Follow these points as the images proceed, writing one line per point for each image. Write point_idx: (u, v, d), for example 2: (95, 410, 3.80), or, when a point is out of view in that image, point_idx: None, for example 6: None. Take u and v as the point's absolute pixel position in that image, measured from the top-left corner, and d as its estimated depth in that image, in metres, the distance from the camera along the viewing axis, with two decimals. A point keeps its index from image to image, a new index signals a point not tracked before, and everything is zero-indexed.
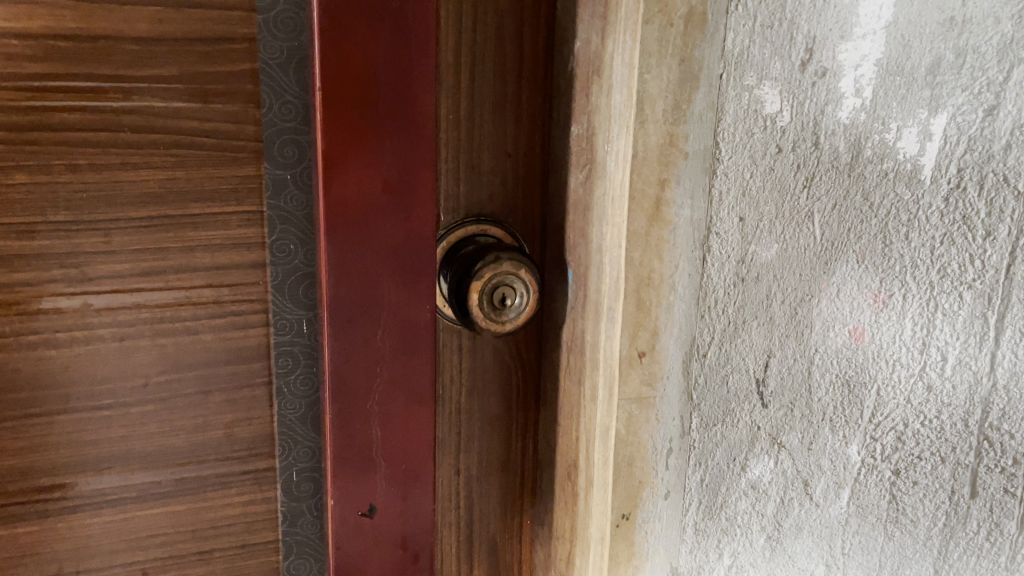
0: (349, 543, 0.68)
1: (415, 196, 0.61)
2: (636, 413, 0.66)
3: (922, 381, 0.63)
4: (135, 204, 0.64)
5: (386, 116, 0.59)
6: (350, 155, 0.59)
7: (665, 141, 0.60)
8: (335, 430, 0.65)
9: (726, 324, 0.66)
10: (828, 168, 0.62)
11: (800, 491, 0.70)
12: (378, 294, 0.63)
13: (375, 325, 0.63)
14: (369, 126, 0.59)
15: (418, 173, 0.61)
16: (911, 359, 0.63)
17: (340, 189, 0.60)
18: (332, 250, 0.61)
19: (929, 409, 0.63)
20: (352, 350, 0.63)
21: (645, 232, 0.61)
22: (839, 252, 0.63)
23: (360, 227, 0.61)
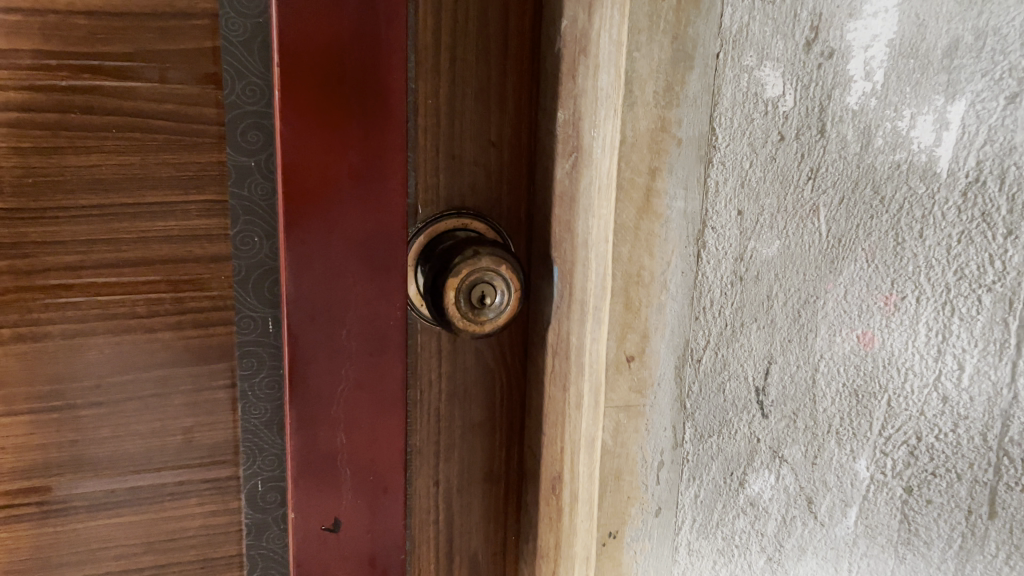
0: (312, 558, 0.63)
1: (384, 183, 0.57)
2: (625, 421, 0.62)
3: (936, 392, 0.54)
4: (84, 191, 0.59)
5: (352, 96, 0.55)
6: (313, 138, 0.55)
7: (656, 126, 0.56)
8: (296, 437, 0.60)
9: (722, 327, 0.62)
10: (834, 159, 0.56)
11: (802, 509, 0.63)
12: (344, 289, 0.58)
13: (340, 324, 0.59)
14: (334, 107, 0.55)
15: (388, 160, 0.57)
16: (925, 367, 0.54)
17: (302, 175, 0.55)
18: (292, 242, 0.56)
19: (943, 422, 0.54)
20: (314, 351, 0.59)
21: (634, 226, 0.57)
22: (848, 250, 0.57)
23: (323, 217, 0.56)
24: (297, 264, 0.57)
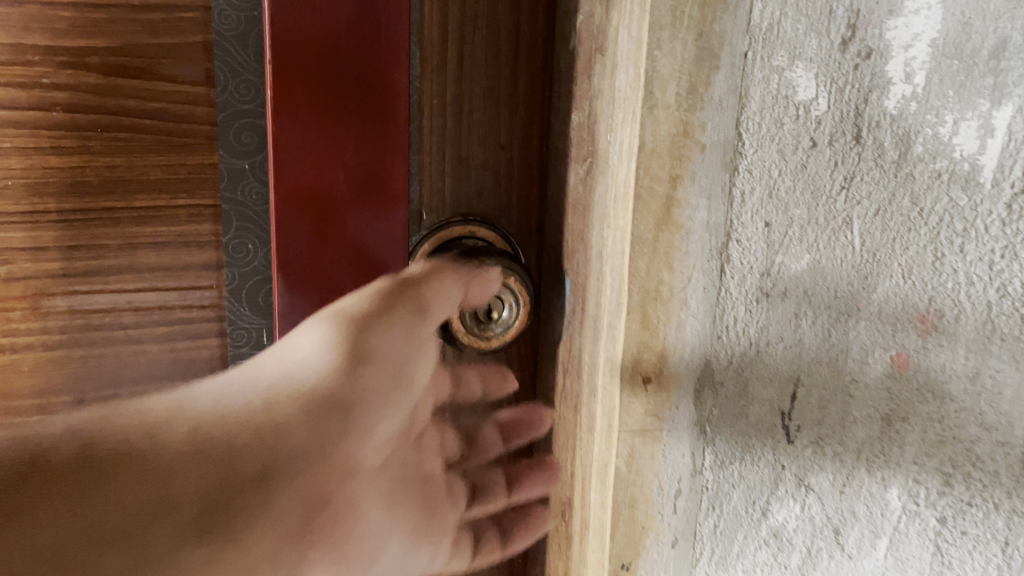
0: None
1: (381, 173, 0.58)
2: (639, 447, 0.60)
3: (982, 424, 0.41)
4: (67, 195, 0.57)
5: (348, 91, 0.56)
6: (308, 129, 0.56)
7: (677, 130, 0.54)
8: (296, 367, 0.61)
9: (745, 346, 0.55)
10: (870, 166, 0.46)
11: (830, 542, 0.51)
12: (334, 269, 0.60)
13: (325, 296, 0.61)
14: (332, 116, 0.57)
15: (388, 156, 0.58)
16: (965, 395, 0.42)
17: (293, 158, 0.57)
18: (286, 229, 0.59)
19: (988, 461, 0.41)
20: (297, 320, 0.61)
21: (652, 237, 0.56)
22: (885, 264, 0.46)
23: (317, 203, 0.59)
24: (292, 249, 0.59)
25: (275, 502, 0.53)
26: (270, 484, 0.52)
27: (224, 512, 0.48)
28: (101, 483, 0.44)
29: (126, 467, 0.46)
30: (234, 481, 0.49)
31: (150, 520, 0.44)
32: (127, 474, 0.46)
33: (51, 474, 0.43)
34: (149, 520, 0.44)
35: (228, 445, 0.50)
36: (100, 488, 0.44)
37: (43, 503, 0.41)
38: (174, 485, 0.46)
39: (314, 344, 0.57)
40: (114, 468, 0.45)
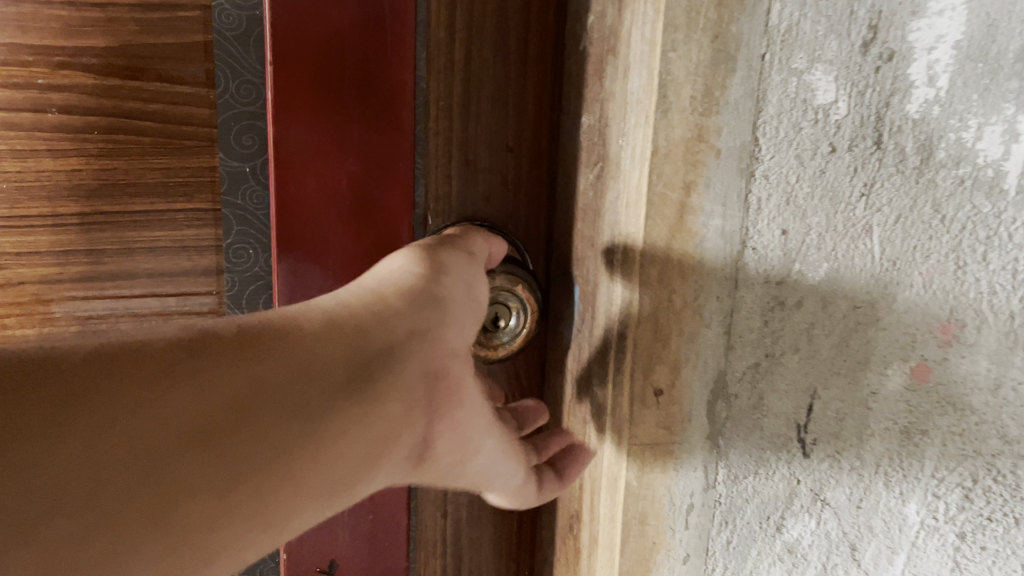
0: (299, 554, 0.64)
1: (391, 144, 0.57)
2: (649, 461, 0.57)
3: (998, 432, 0.44)
4: (67, 198, 0.56)
5: (356, 70, 0.56)
6: (316, 99, 0.56)
7: (692, 134, 0.51)
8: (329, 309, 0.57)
9: (760, 357, 0.54)
10: (890, 173, 0.47)
11: (846, 557, 0.53)
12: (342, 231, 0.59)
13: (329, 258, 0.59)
14: (337, 114, 0.57)
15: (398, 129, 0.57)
16: (982, 402, 0.45)
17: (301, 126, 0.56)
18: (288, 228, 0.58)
19: (1005, 467, 0.44)
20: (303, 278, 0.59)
21: (666, 245, 0.53)
22: (905, 272, 0.47)
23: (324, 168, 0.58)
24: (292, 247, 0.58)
25: (394, 408, 0.41)
26: (399, 375, 0.42)
27: (345, 396, 0.39)
28: (165, 372, 0.34)
29: (217, 354, 0.36)
30: (340, 367, 0.39)
31: (243, 419, 0.35)
32: (193, 363, 0.35)
33: (98, 365, 0.33)
34: (221, 410, 0.34)
35: (356, 330, 0.41)
36: (160, 376, 0.34)
37: (96, 407, 0.31)
38: (263, 383, 0.36)
39: (399, 269, 0.48)
40: (167, 371, 0.34)
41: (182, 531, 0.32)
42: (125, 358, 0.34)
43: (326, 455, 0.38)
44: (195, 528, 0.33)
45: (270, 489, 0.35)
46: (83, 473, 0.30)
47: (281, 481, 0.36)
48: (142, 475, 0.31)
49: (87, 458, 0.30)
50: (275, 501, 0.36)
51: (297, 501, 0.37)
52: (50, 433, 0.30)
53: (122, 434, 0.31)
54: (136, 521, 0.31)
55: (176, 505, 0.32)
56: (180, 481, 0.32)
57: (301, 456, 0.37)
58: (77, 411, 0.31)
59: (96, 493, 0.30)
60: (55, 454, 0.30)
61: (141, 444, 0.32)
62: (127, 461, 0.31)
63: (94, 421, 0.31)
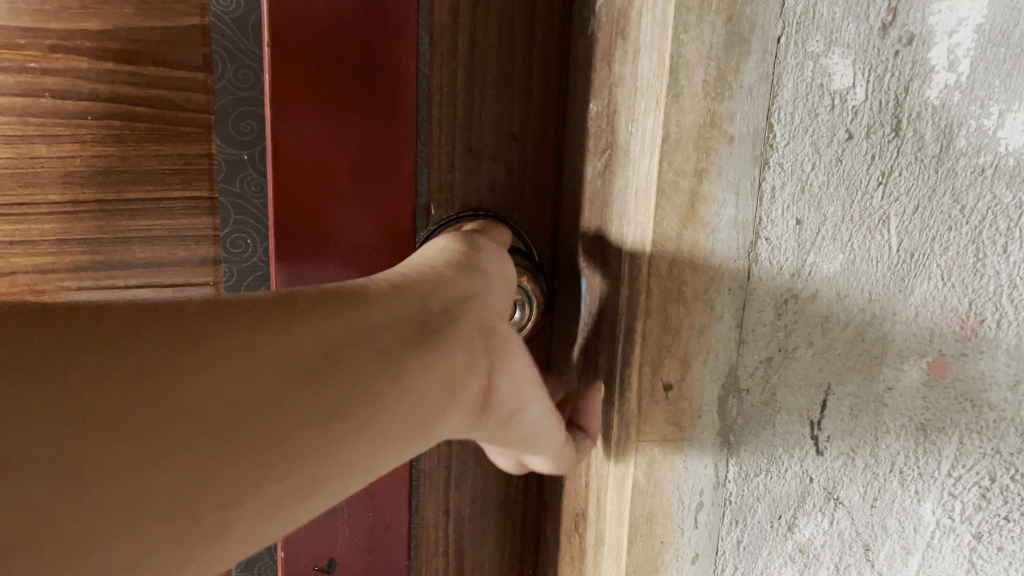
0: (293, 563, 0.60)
1: (395, 110, 0.52)
2: (659, 458, 0.54)
3: (996, 416, 0.48)
4: (59, 186, 0.53)
5: (357, 31, 0.50)
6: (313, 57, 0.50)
7: (704, 121, 0.48)
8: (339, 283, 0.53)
9: (772, 352, 0.53)
10: (909, 161, 0.48)
11: (858, 557, 0.55)
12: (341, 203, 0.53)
13: (328, 232, 0.53)
14: (337, 104, 0.51)
15: (401, 95, 0.52)
16: (990, 391, 0.48)
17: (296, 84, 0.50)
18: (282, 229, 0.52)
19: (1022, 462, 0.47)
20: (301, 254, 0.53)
21: (676, 236, 0.49)
22: (922, 265, 0.49)
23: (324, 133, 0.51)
24: (288, 250, 0.53)
25: (459, 360, 0.38)
26: (460, 332, 0.39)
27: (399, 356, 0.34)
28: (187, 327, 0.28)
29: (252, 318, 0.31)
30: (401, 324, 0.36)
31: (281, 385, 0.29)
32: (224, 324, 0.30)
33: (111, 316, 0.28)
34: (255, 373, 0.29)
35: (412, 290, 0.39)
36: (181, 331, 0.28)
37: (106, 357, 0.26)
38: (301, 351, 0.31)
39: (437, 247, 0.47)
40: (192, 329, 0.29)
41: (206, 513, 0.26)
42: (143, 312, 0.29)
43: (381, 414, 0.33)
44: (218, 507, 0.27)
45: (315, 459, 0.30)
46: (89, 435, 0.24)
47: (329, 449, 0.30)
48: (163, 441, 0.25)
49: (94, 416, 0.25)
50: (320, 474, 0.30)
51: (343, 476, 0.31)
52: (47, 383, 0.24)
53: (136, 391, 0.26)
54: (153, 494, 0.25)
55: (202, 479, 0.26)
56: (204, 451, 0.26)
57: (351, 419, 0.31)
58: (83, 362, 0.25)
59: (100, 455, 0.24)
60: (56, 408, 0.24)
61: (159, 401, 0.26)
62: (143, 422, 0.25)
63: (105, 373, 0.25)
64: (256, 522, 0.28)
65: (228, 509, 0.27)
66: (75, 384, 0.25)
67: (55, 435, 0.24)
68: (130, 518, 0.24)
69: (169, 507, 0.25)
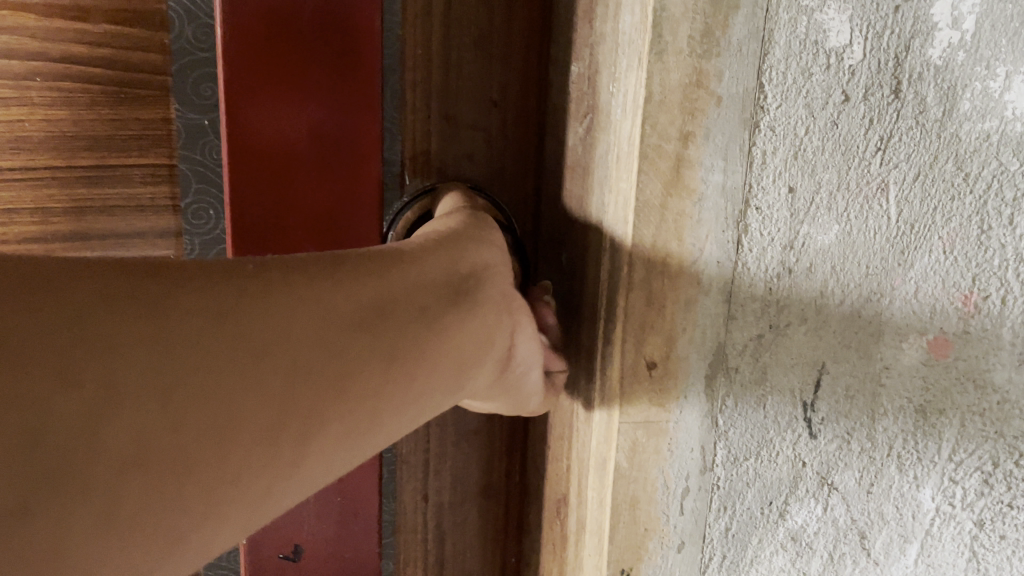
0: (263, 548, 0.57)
1: (358, 68, 0.49)
2: (643, 440, 0.51)
3: (998, 397, 0.49)
4: (8, 152, 0.49)
5: None
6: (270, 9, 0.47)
7: (690, 80, 0.44)
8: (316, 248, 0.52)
9: (763, 329, 0.50)
10: (909, 126, 0.46)
11: (854, 546, 0.54)
12: (303, 164, 0.50)
13: (289, 196, 0.50)
14: (297, 73, 0.48)
15: (362, 52, 0.49)
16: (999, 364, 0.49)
17: (253, 37, 0.47)
18: (245, 209, 0.49)
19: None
20: (262, 219, 0.50)
21: (660, 204, 0.46)
22: (923, 238, 0.48)
23: (282, 91, 0.48)
24: (253, 230, 0.50)
25: (489, 317, 0.38)
26: (488, 295, 0.39)
27: (427, 317, 0.34)
28: (173, 294, 0.25)
29: (239, 280, 0.27)
30: (431, 286, 0.35)
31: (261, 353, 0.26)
32: (225, 287, 0.27)
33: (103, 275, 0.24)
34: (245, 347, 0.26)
35: (442, 253, 0.38)
36: (176, 300, 0.25)
37: (96, 338, 0.23)
38: (295, 321, 0.28)
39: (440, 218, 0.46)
40: (181, 294, 0.25)
41: (191, 503, 0.24)
42: (121, 272, 0.25)
43: (418, 370, 0.33)
44: (218, 493, 0.25)
45: (349, 413, 0.29)
46: (82, 435, 0.22)
47: (365, 402, 0.30)
48: (160, 433, 0.23)
49: (95, 410, 0.22)
50: (358, 426, 0.30)
51: (384, 423, 0.31)
52: (52, 363, 0.21)
53: (131, 375, 0.23)
54: (149, 493, 0.23)
55: (200, 471, 0.24)
56: (198, 444, 0.24)
57: (388, 374, 0.31)
58: (71, 347, 0.22)
59: (98, 459, 0.22)
60: (104, 387, 0.22)
61: (154, 387, 0.23)
62: (141, 417, 0.23)
63: (95, 362, 0.22)
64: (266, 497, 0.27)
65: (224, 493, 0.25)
66: (69, 378, 0.22)
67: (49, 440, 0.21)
68: (124, 520, 0.23)
69: (166, 501, 0.24)
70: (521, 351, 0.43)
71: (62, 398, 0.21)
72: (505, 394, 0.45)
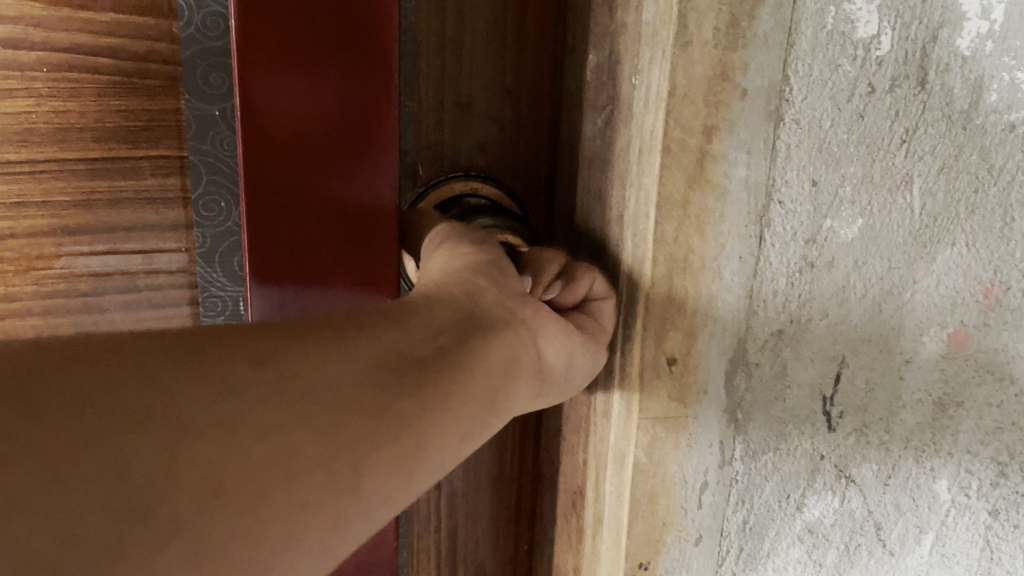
0: None
1: (374, 51, 0.45)
2: (662, 435, 0.50)
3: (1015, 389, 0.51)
4: (15, 144, 0.47)
5: None
6: None
7: (715, 72, 0.43)
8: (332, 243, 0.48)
9: (786, 323, 0.49)
10: (935, 117, 0.46)
11: (870, 537, 0.54)
12: (317, 154, 0.46)
13: (304, 188, 0.47)
14: (309, 57, 0.45)
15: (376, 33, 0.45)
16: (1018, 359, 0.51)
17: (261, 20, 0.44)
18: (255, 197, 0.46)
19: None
20: (275, 212, 0.47)
21: (683, 200, 0.44)
22: (946, 230, 0.48)
23: (293, 76, 0.45)
24: (262, 222, 0.47)
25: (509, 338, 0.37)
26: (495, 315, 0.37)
27: (447, 355, 0.32)
28: (213, 346, 0.24)
29: (273, 337, 0.26)
30: (441, 324, 0.34)
31: (293, 376, 0.25)
32: (260, 341, 0.25)
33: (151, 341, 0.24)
34: (285, 369, 0.25)
35: (442, 295, 0.36)
36: (224, 352, 0.24)
37: (138, 379, 0.22)
38: (327, 359, 0.26)
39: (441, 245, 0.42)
40: (214, 343, 0.24)
41: (270, 553, 0.22)
42: (166, 339, 0.24)
43: (456, 397, 0.31)
44: (295, 526, 0.22)
45: (398, 442, 0.27)
46: (163, 471, 0.20)
47: (412, 430, 0.27)
48: (204, 453, 0.21)
49: (171, 444, 0.21)
50: (408, 456, 0.27)
51: (433, 451, 0.29)
52: (121, 405, 0.21)
53: (192, 407, 0.22)
54: (221, 522, 0.21)
55: (261, 501, 0.22)
56: (270, 473, 0.22)
57: (426, 400, 0.29)
58: (129, 390, 0.21)
59: (175, 487, 0.20)
60: (173, 428, 0.21)
61: (220, 425, 0.22)
62: (217, 451, 0.21)
63: (155, 400, 0.21)
64: (336, 533, 0.24)
65: (298, 527, 0.22)
66: (134, 415, 0.21)
67: (83, 471, 0.19)
68: (216, 559, 0.20)
69: (230, 531, 0.21)
70: (554, 355, 0.41)
71: (133, 437, 0.20)
72: (552, 398, 0.44)
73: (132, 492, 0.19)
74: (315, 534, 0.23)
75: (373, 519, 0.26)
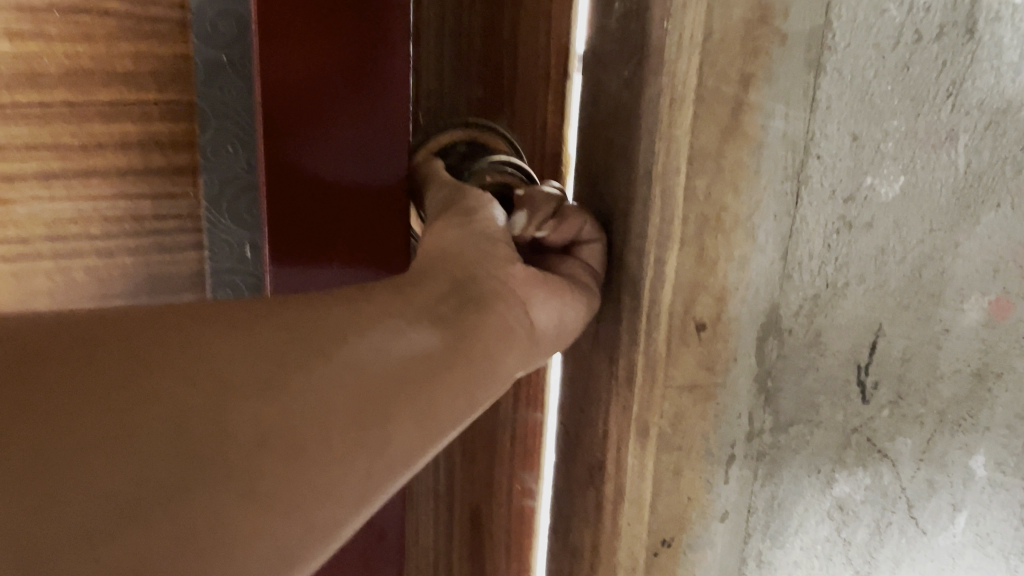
0: None
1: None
2: (688, 406, 0.47)
3: None
4: (25, 86, 0.43)
5: None
6: None
7: (754, 15, 0.40)
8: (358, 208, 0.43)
9: (822, 288, 0.47)
10: (983, 68, 0.44)
11: (901, 514, 0.54)
12: (341, 109, 0.41)
13: (328, 150, 0.42)
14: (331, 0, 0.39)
15: None
16: None
17: None
18: (275, 164, 0.41)
19: None
20: (297, 178, 0.42)
21: (716, 153, 0.41)
22: (991, 191, 0.47)
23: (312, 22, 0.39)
24: (285, 194, 0.42)
25: (507, 305, 0.36)
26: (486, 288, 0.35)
27: (452, 320, 0.31)
28: (248, 313, 0.26)
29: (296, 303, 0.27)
30: (440, 294, 0.32)
31: (316, 337, 0.26)
32: (286, 308, 0.27)
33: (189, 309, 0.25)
34: (309, 330, 0.26)
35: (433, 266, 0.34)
36: (254, 318, 0.26)
37: (182, 343, 0.23)
38: (347, 320, 0.27)
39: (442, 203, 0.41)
40: (247, 309, 0.26)
41: (306, 498, 0.23)
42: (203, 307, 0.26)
43: (467, 361, 0.31)
44: (328, 474, 0.24)
45: (415, 402, 0.27)
46: (213, 421, 0.22)
47: (422, 391, 0.28)
48: (245, 408, 0.23)
49: (217, 399, 0.22)
50: (425, 417, 0.28)
51: (444, 412, 0.29)
52: (171, 365, 0.23)
53: (231, 365, 0.24)
54: (265, 471, 0.22)
55: (298, 450, 0.23)
56: (304, 423, 0.24)
57: (435, 363, 0.29)
58: (174, 353, 0.23)
59: (226, 436, 0.22)
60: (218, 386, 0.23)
61: (262, 380, 0.24)
62: (257, 405, 0.23)
63: (199, 360, 0.23)
64: (369, 487, 0.25)
65: (332, 476, 0.24)
66: (185, 375, 0.22)
67: (141, 424, 0.21)
68: (264, 499, 0.22)
69: (272, 478, 0.22)
70: (546, 319, 0.38)
71: (184, 393, 0.22)
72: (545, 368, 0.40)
73: (184, 442, 0.21)
74: (348, 483, 0.24)
75: (393, 476, 0.26)
